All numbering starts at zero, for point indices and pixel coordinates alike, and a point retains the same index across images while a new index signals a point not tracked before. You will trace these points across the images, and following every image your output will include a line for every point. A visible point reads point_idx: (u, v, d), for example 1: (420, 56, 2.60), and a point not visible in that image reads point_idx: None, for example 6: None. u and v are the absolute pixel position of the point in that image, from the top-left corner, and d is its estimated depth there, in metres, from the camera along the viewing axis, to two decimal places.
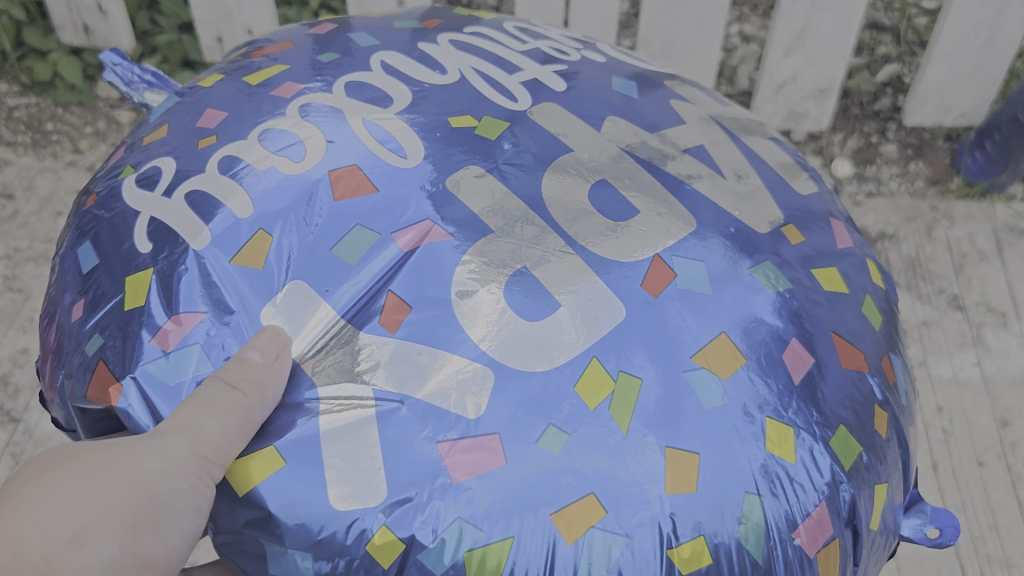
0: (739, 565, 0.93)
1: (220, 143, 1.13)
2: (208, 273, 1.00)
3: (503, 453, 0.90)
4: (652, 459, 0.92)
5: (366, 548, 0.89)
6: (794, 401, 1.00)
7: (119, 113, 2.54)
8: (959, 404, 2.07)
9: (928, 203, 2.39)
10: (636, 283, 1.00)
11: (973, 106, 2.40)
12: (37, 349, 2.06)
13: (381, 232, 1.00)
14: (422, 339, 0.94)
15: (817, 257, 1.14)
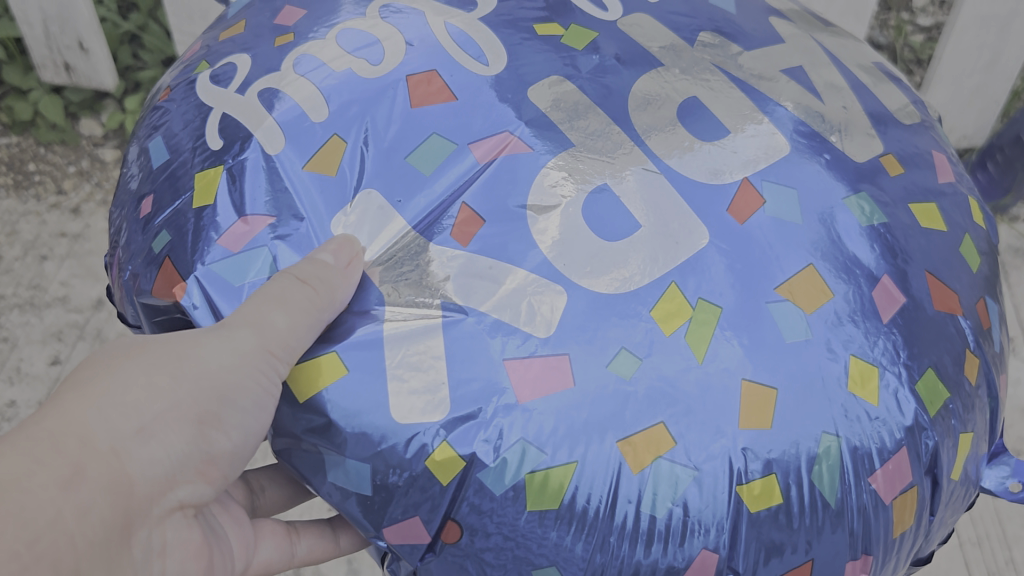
0: (808, 503, 0.92)
1: (296, 42, 1.12)
2: (280, 178, 1.00)
3: (572, 373, 0.89)
4: (729, 393, 0.89)
5: (425, 463, 0.90)
6: (881, 340, 0.96)
7: (102, 152, 2.47)
8: None
9: None
10: (723, 208, 0.97)
11: (974, 127, 2.37)
12: (25, 403, 2.00)
13: (458, 142, 1.00)
14: (492, 255, 0.94)
15: (917, 191, 1.09)
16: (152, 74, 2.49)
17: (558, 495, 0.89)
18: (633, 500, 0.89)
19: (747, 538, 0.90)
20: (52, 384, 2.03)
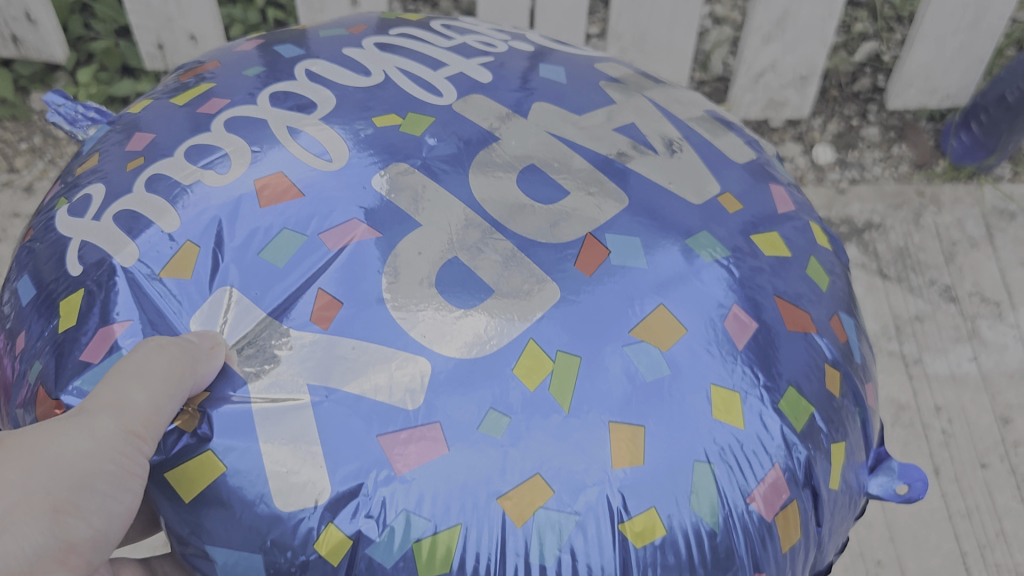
0: (693, 535, 0.88)
1: (149, 162, 1.05)
2: (141, 290, 0.94)
3: (443, 438, 0.85)
4: (595, 437, 0.86)
5: (314, 549, 0.84)
6: (738, 366, 0.94)
7: (55, 127, 2.38)
8: (958, 403, 1.99)
9: (914, 187, 2.30)
10: (569, 263, 0.94)
11: (959, 86, 2.31)
12: None
13: (307, 234, 0.94)
14: (356, 333, 0.89)
15: (757, 223, 1.08)
16: (106, 44, 2.38)
17: (446, 564, 0.83)
18: (521, 553, 0.84)
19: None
20: None
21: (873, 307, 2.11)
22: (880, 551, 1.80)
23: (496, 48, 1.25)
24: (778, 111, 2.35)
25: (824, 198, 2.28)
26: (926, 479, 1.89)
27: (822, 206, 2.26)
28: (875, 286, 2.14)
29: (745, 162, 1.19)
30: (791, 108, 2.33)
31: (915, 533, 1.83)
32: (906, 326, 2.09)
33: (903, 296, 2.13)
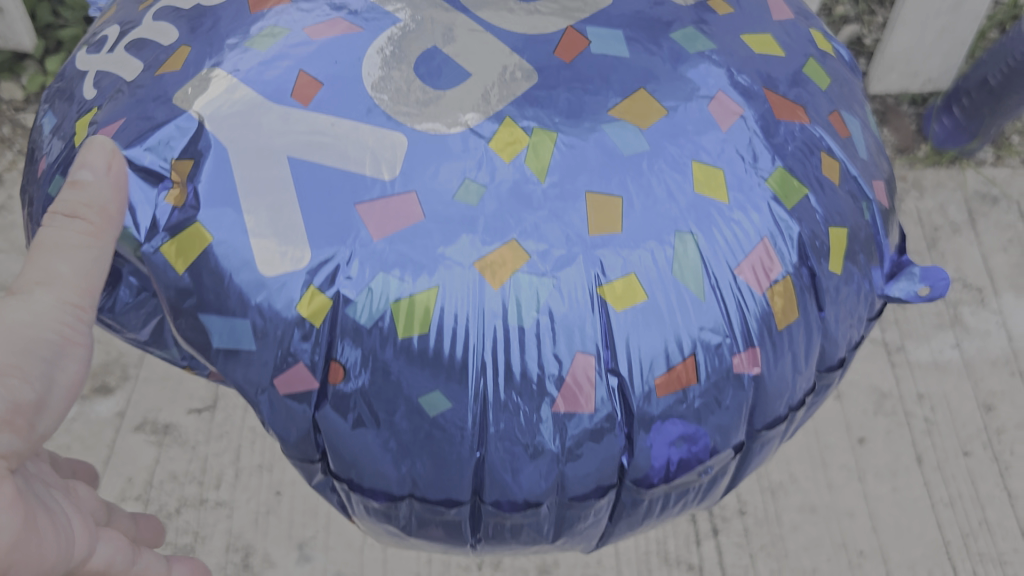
0: (674, 298, 0.92)
1: (157, 2, 1.13)
2: (138, 91, 1.03)
3: (416, 202, 0.91)
4: (572, 206, 0.91)
5: (297, 310, 0.92)
6: (721, 145, 0.98)
7: (24, 117, 2.33)
8: (940, 390, 1.98)
9: (896, 172, 2.28)
10: (548, 51, 0.99)
11: (940, 70, 2.30)
12: None
13: (291, 28, 1.01)
14: (335, 111, 0.95)
15: (749, 24, 1.10)
16: (75, 32, 2.36)
17: (427, 321, 0.90)
18: (498, 316, 0.89)
19: (621, 343, 0.91)
20: None
21: None
22: (863, 541, 1.81)
23: None
24: None
25: None
26: (908, 468, 1.89)
27: None
28: None
29: None
30: None
31: (897, 521, 1.83)
32: (888, 312, 2.08)
33: None
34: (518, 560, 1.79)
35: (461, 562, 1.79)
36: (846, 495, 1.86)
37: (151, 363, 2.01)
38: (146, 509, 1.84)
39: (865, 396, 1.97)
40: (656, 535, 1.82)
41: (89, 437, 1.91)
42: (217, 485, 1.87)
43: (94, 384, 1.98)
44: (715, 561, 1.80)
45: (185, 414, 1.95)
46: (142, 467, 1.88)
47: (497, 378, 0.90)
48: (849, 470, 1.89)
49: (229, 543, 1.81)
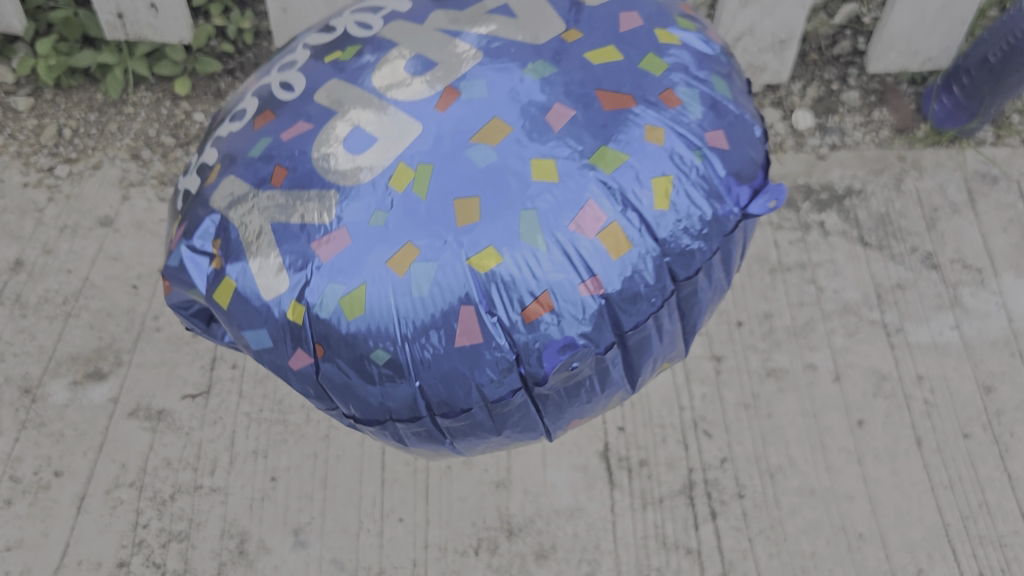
0: (523, 260, 1.11)
1: (219, 150, 1.30)
2: (205, 222, 1.23)
3: (347, 231, 1.13)
4: (440, 210, 1.12)
5: (286, 317, 1.16)
6: (550, 139, 1.15)
7: (15, 100, 2.29)
8: (940, 372, 1.96)
9: (895, 152, 2.26)
10: (429, 107, 1.18)
11: (940, 49, 2.27)
12: None
13: (269, 135, 1.23)
14: (300, 185, 1.17)
15: (594, 42, 1.26)
16: (64, 14, 2.27)
17: (364, 311, 1.12)
18: (409, 296, 1.11)
19: (499, 300, 1.11)
20: None
21: (854, 275, 2.08)
22: (862, 524, 1.80)
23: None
24: (757, 75, 2.28)
25: (804, 164, 2.25)
26: (908, 450, 1.88)
27: (802, 173, 2.23)
28: (856, 255, 2.11)
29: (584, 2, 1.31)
30: (770, 72, 2.26)
31: (897, 505, 1.82)
32: (887, 294, 2.06)
33: (884, 264, 2.10)
34: (515, 545, 1.79)
35: (458, 546, 1.79)
36: (845, 478, 1.85)
37: (143, 349, 1.98)
38: (140, 495, 1.82)
39: (863, 377, 1.96)
40: (653, 519, 1.81)
41: (82, 423, 1.90)
42: (212, 471, 1.85)
43: (87, 370, 1.96)
44: (713, 545, 1.79)
45: (178, 400, 1.93)
46: (136, 453, 1.87)
47: (413, 335, 1.12)
48: (848, 453, 1.88)
49: (223, 529, 1.79)
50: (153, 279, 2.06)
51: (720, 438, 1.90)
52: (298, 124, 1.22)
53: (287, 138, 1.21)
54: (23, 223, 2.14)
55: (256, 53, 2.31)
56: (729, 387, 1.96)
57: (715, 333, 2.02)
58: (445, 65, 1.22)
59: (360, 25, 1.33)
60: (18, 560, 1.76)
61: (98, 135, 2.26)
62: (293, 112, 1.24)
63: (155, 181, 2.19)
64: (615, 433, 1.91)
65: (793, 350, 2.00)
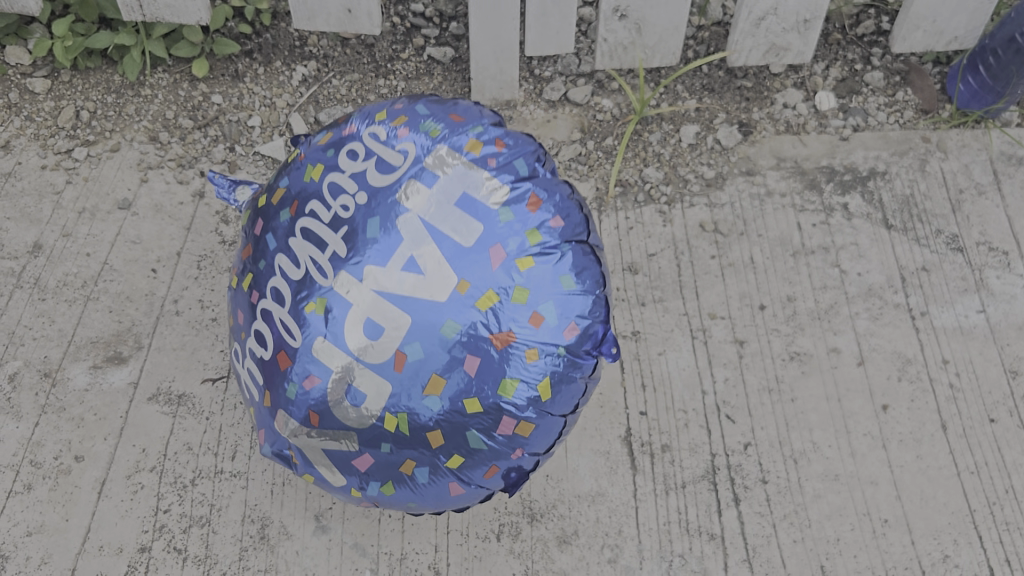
0: (489, 448, 1.37)
1: (274, 396, 1.40)
2: (296, 440, 1.40)
3: (369, 456, 1.38)
4: (413, 438, 1.35)
5: (363, 490, 1.45)
6: (464, 386, 1.33)
7: (32, 82, 2.27)
8: (965, 356, 1.94)
9: (919, 133, 2.24)
10: (391, 351, 1.32)
11: (966, 29, 2.23)
12: None
13: (299, 382, 1.36)
14: (341, 410, 1.35)
15: (473, 285, 1.33)
16: None
17: (393, 489, 1.42)
18: (420, 481, 1.40)
19: (470, 467, 1.39)
20: None
21: (878, 258, 2.06)
22: (887, 510, 1.79)
23: (389, 155, 1.45)
24: (780, 56, 2.25)
25: (827, 145, 2.23)
26: (933, 435, 1.86)
27: (825, 154, 2.21)
28: (880, 237, 2.09)
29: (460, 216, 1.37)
30: (794, 53, 2.23)
31: (922, 490, 1.80)
32: (912, 277, 2.04)
33: (909, 246, 2.08)
34: (537, 531, 1.78)
35: (479, 532, 1.78)
36: (869, 463, 1.84)
37: (163, 333, 1.98)
38: (161, 480, 1.82)
39: (888, 361, 1.94)
40: (676, 504, 1.80)
41: (103, 408, 1.89)
42: (233, 456, 1.85)
43: (106, 354, 1.95)
44: (736, 531, 1.77)
45: (199, 383, 1.93)
46: (157, 438, 1.86)
47: (428, 488, 1.41)
48: (872, 438, 1.86)
49: (245, 514, 1.79)
50: (172, 262, 2.06)
51: (743, 423, 1.89)
52: (328, 320, 1.34)
53: (327, 335, 1.34)
54: (41, 205, 2.13)
55: (275, 35, 2.28)
56: (752, 371, 1.94)
57: (737, 317, 2.00)
58: (415, 265, 1.34)
59: (337, 218, 1.40)
60: (39, 545, 1.75)
61: (116, 117, 2.25)
62: (303, 359, 1.36)
63: (174, 163, 2.19)
64: (636, 418, 1.90)
65: (817, 334, 1.98)
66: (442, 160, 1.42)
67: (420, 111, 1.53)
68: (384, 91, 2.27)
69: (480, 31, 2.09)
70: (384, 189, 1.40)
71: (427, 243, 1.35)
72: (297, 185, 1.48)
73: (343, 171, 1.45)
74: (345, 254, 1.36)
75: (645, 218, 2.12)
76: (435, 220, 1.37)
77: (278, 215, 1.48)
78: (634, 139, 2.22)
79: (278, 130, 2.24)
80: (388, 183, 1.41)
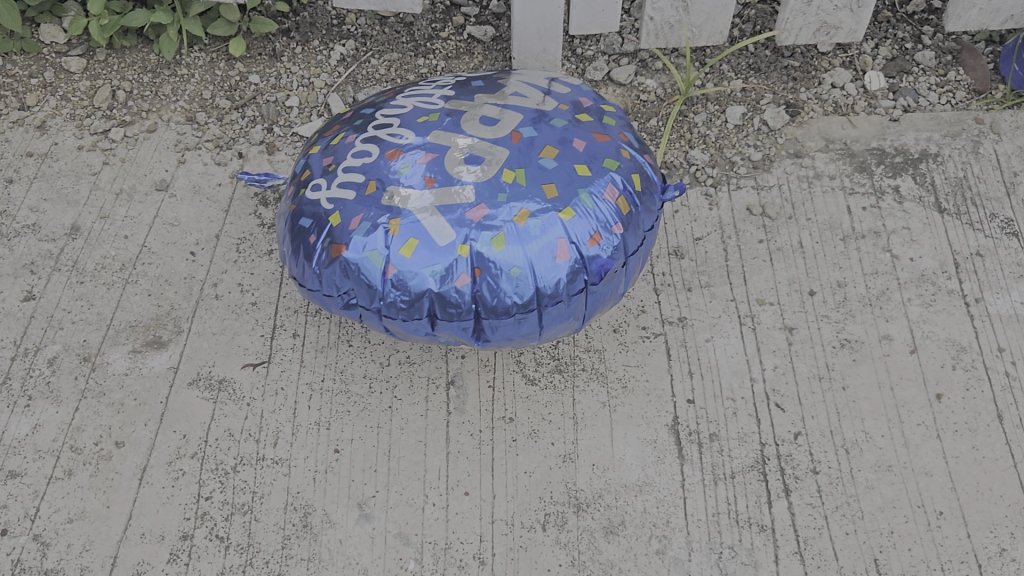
0: (593, 214, 1.52)
1: (384, 185, 1.51)
2: (411, 212, 1.47)
3: (486, 205, 1.48)
4: (531, 188, 1.50)
5: (474, 256, 1.46)
6: (571, 145, 1.57)
7: (69, 61, 2.26)
8: (1021, 344, 1.90)
9: (972, 115, 2.18)
10: (509, 136, 1.55)
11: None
12: (15, 352, 1.91)
13: (416, 167, 1.51)
14: (462, 175, 1.50)
15: (570, 103, 1.66)
16: None
17: (508, 245, 1.46)
18: (537, 233, 1.48)
19: (579, 232, 1.50)
20: (26, 322, 1.94)
21: (931, 242, 2.01)
22: (941, 502, 1.74)
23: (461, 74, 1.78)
24: (830, 36, 2.20)
25: (876, 126, 2.18)
26: (989, 425, 1.82)
27: (874, 136, 2.16)
28: (932, 221, 2.04)
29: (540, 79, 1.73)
30: (845, 32, 2.19)
31: (977, 482, 1.76)
32: (966, 262, 1.99)
33: (962, 231, 2.03)
34: (584, 521, 1.73)
35: (524, 522, 1.73)
36: (922, 454, 1.80)
37: (203, 317, 1.96)
38: (203, 467, 1.79)
39: (941, 349, 1.90)
40: (725, 495, 1.76)
41: (143, 393, 1.87)
42: (274, 443, 1.82)
43: (146, 338, 1.93)
44: (788, 522, 1.73)
45: (240, 368, 1.90)
46: (198, 424, 1.83)
47: (542, 261, 1.47)
48: (926, 428, 1.82)
49: (287, 501, 1.75)
50: (210, 245, 2.04)
51: (793, 412, 1.85)
52: (427, 152, 1.53)
53: (425, 162, 1.51)
54: (79, 187, 2.11)
55: (312, 13, 2.28)
56: (802, 359, 1.90)
57: (786, 303, 1.96)
58: (506, 120, 1.58)
59: (423, 101, 1.65)
60: (80, 532, 1.71)
61: (152, 97, 2.24)
62: (419, 146, 1.54)
63: (211, 144, 2.18)
64: (684, 406, 1.86)
65: (868, 320, 1.93)
66: (514, 75, 1.74)
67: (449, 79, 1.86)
68: (424, 70, 2.24)
69: (525, 8, 2.04)
70: (463, 90, 1.68)
71: (515, 112, 1.60)
72: (372, 104, 1.70)
73: (416, 88, 1.73)
74: (437, 120, 1.58)
75: (690, 202, 2.09)
76: (522, 86, 1.68)
77: (349, 122, 1.68)
78: (678, 120, 2.18)
79: (316, 110, 2.21)
80: (464, 82, 1.72)
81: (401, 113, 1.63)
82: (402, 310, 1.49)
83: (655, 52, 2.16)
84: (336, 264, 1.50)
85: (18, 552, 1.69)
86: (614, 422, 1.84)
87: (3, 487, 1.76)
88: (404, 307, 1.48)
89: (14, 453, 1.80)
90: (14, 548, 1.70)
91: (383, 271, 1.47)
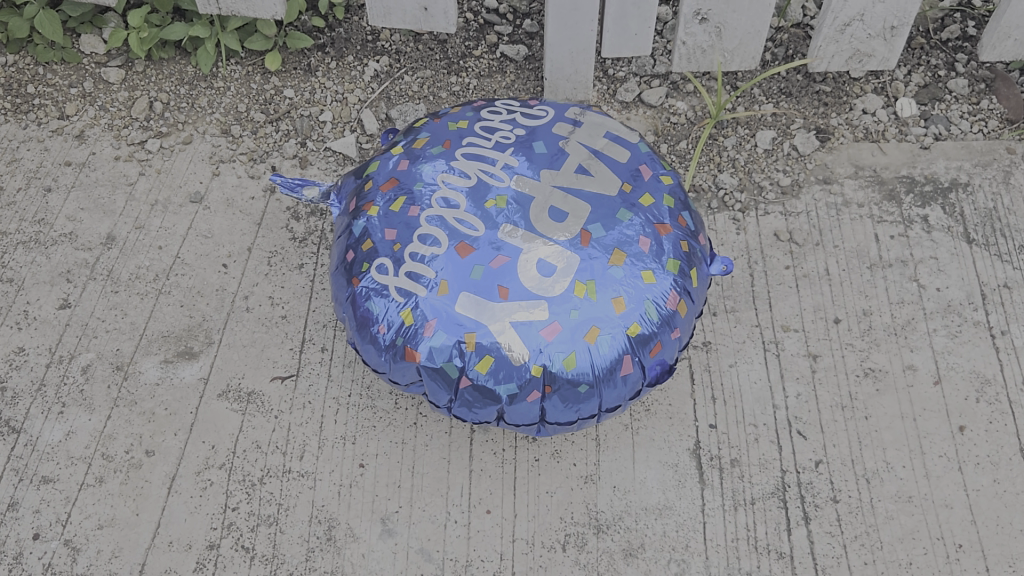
0: (656, 323, 1.64)
1: (456, 289, 1.60)
2: (483, 327, 1.58)
3: (559, 322, 1.58)
4: (601, 303, 1.60)
5: (544, 374, 1.58)
6: (638, 247, 1.66)
7: (107, 72, 2.30)
8: None
9: (1004, 145, 2.19)
10: (580, 240, 1.63)
11: None
12: (45, 359, 1.95)
13: (489, 274, 1.60)
14: (535, 291, 1.59)
15: (634, 188, 1.74)
16: None
17: (577, 363, 1.59)
18: (601, 350, 1.60)
19: (643, 344, 1.63)
20: (61, 330, 1.98)
21: (958, 272, 2.03)
22: (961, 535, 1.74)
23: (518, 126, 1.83)
24: (862, 62, 2.22)
25: (907, 154, 2.19)
26: (1013, 457, 1.82)
27: (904, 164, 2.18)
28: (960, 251, 2.05)
29: (603, 145, 1.80)
30: (878, 59, 2.20)
31: (998, 515, 1.76)
32: (993, 293, 2.00)
33: (990, 262, 2.04)
34: (603, 542, 1.74)
35: (545, 541, 1.74)
36: (944, 485, 1.79)
37: (234, 328, 1.99)
38: (230, 477, 1.81)
39: (965, 380, 1.90)
40: (745, 521, 1.76)
41: (173, 403, 1.90)
42: (301, 455, 1.84)
43: (178, 349, 1.97)
44: (806, 549, 1.73)
45: (269, 381, 1.93)
46: (226, 435, 1.86)
47: (607, 374, 1.61)
48: (948, 460, 1.82)
49: (312, 514, 1.77)
50: (243, 258, 2.08)
51: (815, 440, 1.85)
52: (499, 255, 1.61)
53: (498, 267, 1.60)
54: (115, 196, 2.16)
55: (348, 29, 2.32)
56: (825, 387, 1.91)
57: (811, 330, 1.97)
58: (575, 216, 1.66)
59: (487, 174, 1.72)
60: (110, 539, 1.75)
61: (188, 109, 2.28)
62: (490, 246, 1.62)
63: (245, 157, 2.22)
64: (706, 430, 1.87)
65: (892, 350, 1.94)
66: (575, 137, 1.80)
67: (502, 105, 1.91)
68: (457, 88, 2.28)
69: (558, 29, 2.05)
70: (526, 161, 1.74)
71: (582, 204, 1.68)
72: (431, 166, 1.76)
73: (475, 144, 1.79)
74: (505, 208, 1.66)
75: (718, 226, 2.11)
76: (587, 163, 1.75)
77: (408, 185, 1.74)
78: (708, 143, 2.21)
79: (349, 125, 2.25)
80: (524, 144, 1.78)
81: (466, 189, 1.70)
82: (475, 406, 1.63)
83: (686, 76, 2.19)
84: (408, 366, 1.63)
85: (49, 557, 1.72)
86: (637, 444, 1.86)
87: (35, 492, 1.80)
88: (477, 407, 1.63)
89: (46, 459, 1.84)
90: (45, 553, 1.73)
91: (459, 377, 1.60)
